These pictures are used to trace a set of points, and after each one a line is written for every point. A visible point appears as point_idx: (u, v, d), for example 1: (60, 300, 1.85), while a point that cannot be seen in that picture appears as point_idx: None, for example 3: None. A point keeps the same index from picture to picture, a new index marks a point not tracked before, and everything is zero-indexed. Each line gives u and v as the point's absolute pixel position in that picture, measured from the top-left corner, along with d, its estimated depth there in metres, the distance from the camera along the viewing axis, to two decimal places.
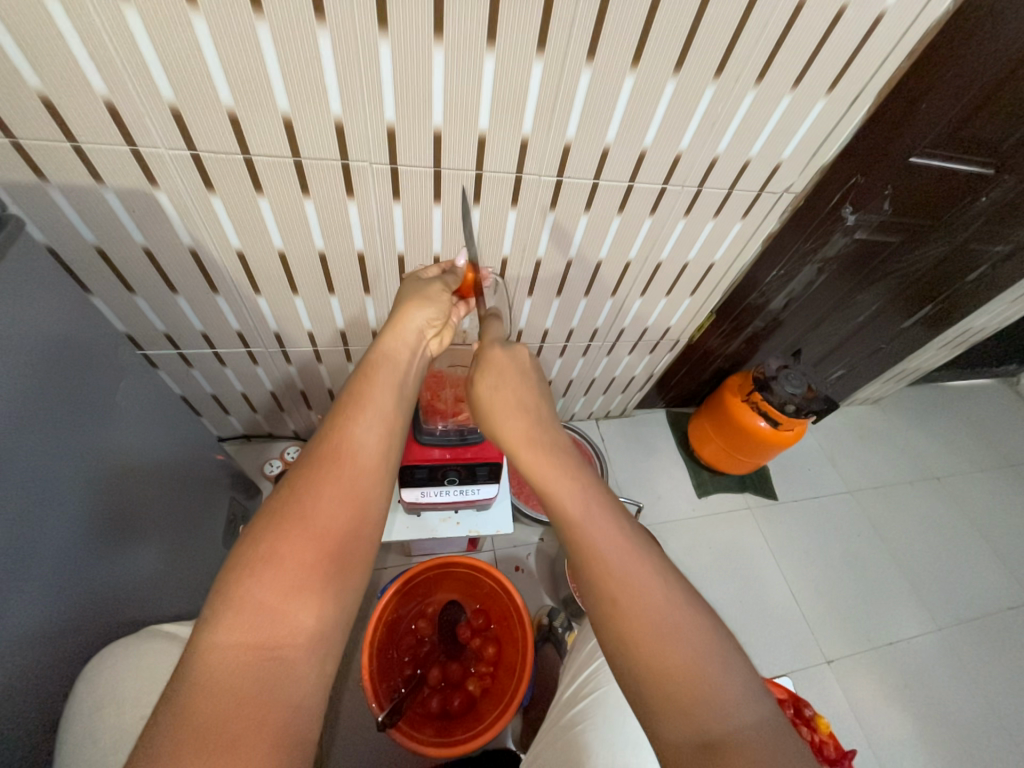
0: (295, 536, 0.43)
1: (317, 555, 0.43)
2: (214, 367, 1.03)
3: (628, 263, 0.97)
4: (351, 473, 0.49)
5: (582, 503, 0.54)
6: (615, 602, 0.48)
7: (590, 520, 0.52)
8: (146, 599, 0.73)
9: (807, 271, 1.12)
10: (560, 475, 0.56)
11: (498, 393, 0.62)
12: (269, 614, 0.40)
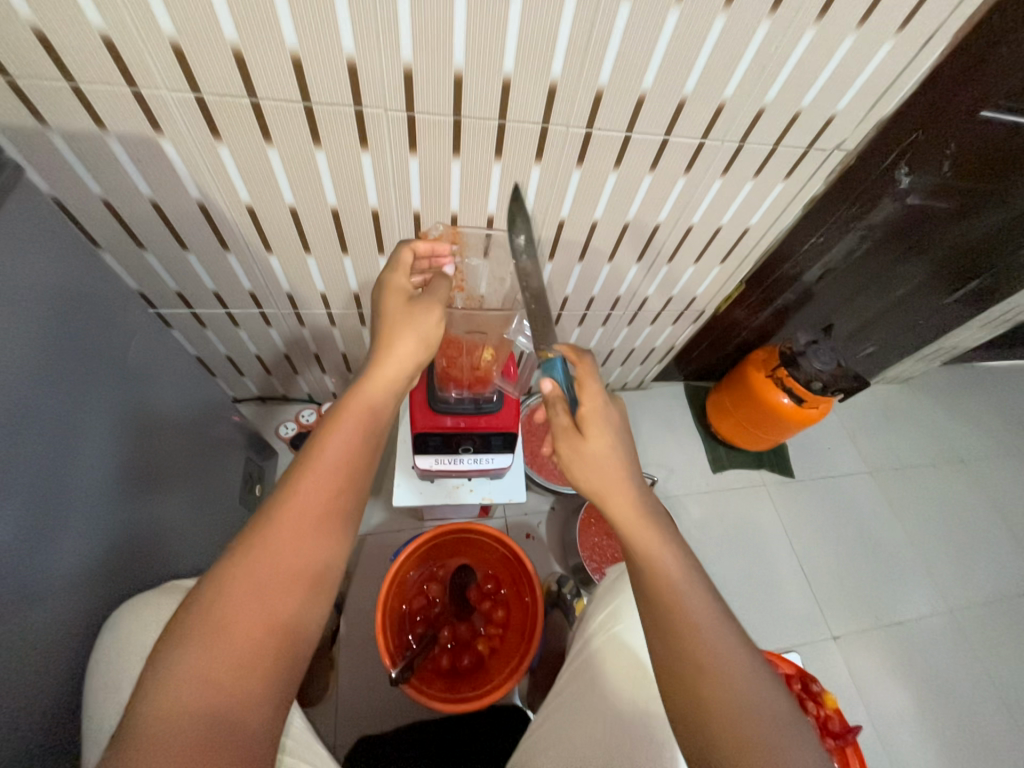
0: (239, 607, 0.45)
1: (298, 586, 0.48)
2: (228, 328, 1.02)
3: (657, 226, 0.91)
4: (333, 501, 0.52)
5: (678, 569, 0.54)
6: (702, 664, 0.50)
7: (686, 585, 0.53)
8: (165, 553, 0.75)
9: (849, 239, 1.04)
10: (662, 541, 0.56)
11: (608, 457, 0.58)
12: (247, 639, 0.44)
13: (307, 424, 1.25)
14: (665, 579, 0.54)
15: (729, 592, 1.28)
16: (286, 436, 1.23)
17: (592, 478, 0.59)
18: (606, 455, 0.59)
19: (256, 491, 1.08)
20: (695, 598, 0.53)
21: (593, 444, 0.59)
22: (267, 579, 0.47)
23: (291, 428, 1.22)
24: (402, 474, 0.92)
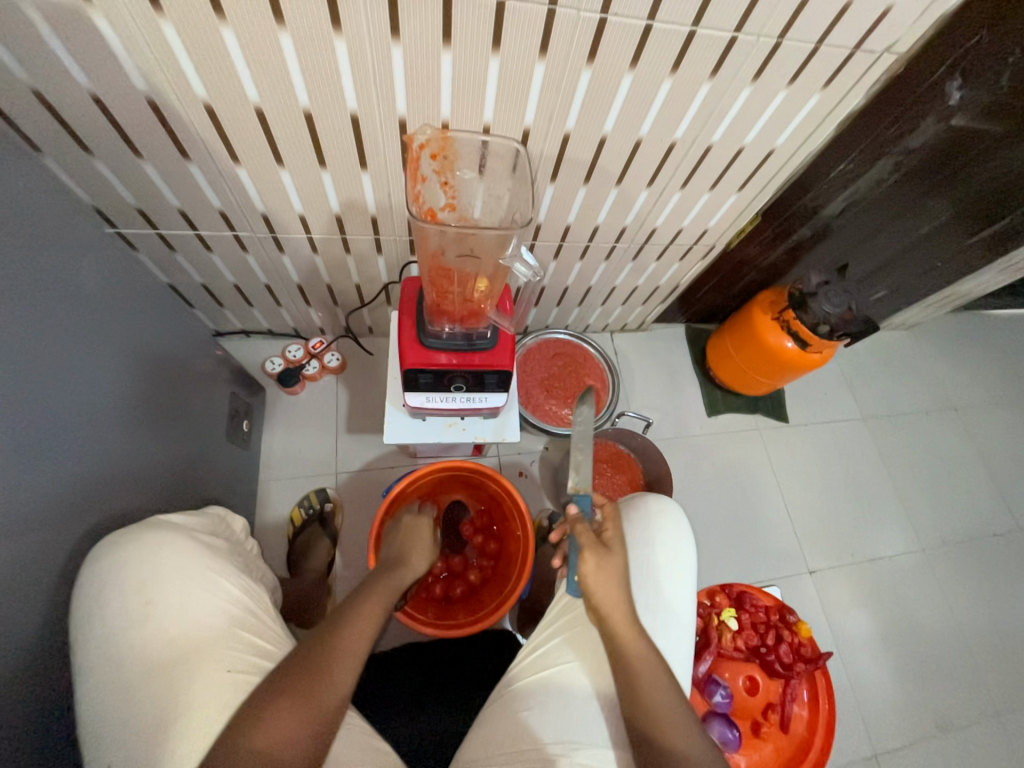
0: (293, 717, 0.46)
1: (325, 703, 0.48)
2: (199, 252, 0.94)
3: (673, 144, 0.82)
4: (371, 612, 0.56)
5: (669, 694, 0.58)
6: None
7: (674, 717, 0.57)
8: (147, 486, 0.73)
9: (879, 167, 0.96)
10: (656, 668, 0.59)
11: (616, 571, 0.64)
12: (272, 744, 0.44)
13: (295, 360, 1.20)
14: (659, 701, 0.57)
15: (714, 530, 1.32)
16: (272, 372, 1.18)
17: (600, 593, 0.62)
18: (615, 570, 0.63)
19: (243, 426, 1.05)
20: (679, 713, 0.57)
21: (603, 559, 0.64)
22: (306, 686, 0.48)
23: (277, 363, 1.18)
24: (393, 412, 0.89)
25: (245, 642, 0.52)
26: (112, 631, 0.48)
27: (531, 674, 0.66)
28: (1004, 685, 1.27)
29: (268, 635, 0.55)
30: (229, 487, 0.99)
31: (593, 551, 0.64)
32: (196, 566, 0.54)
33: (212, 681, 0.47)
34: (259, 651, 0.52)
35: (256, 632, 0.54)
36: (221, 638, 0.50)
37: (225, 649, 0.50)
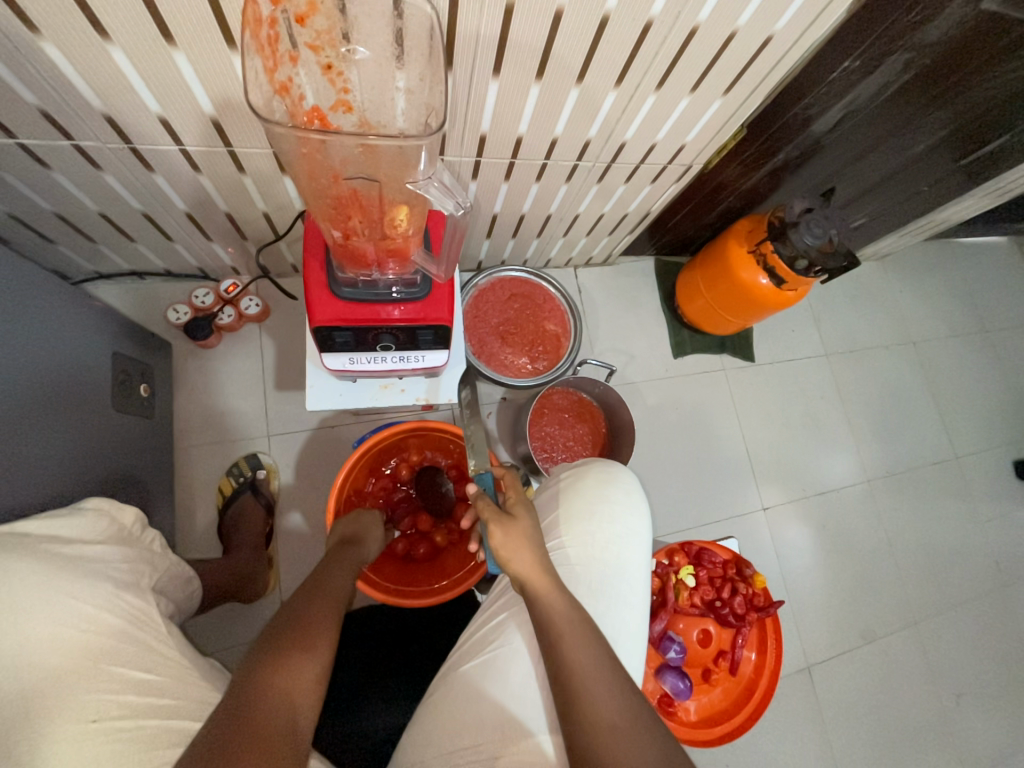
0: (301, 636, 0.51)
1: (324, 626, 0.55)
2: (34, 170, 0.71)
3: (647, 26, 0.64)
4: (337, 589, 0.61)
5: (593, 651, 0.53)
6: (608, 724, 0.49)
7: (600, 673, 0.52)
8: (1, 479, 0.59)
9: (887, 66, 0.80)
10: (578, 627, 0.54)
11: (524, 540, 0.59)
12: (286, 677, 0.47)
13: (204, 308, 1.02)
14: (584, 663, 0.52)
15: (675, 473, 1.31)
16: (177, 323, 1.00)
17: (515, 564, 0.58)
18: (523, 534, 0.60)
19: (139, 392, 0.89)
20: (608, 679, 0.52)
21: (509, 528, 0.60)
22: (309, 633, 0.52)
23: (182, 313, 0.99)
24: (316, 375, 0.76)
25: (115, 680, 0.47)
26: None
27: (472, 659, 0.61)
28: (924, 598, 1.39)
29: (150, 662, 0.50)
30: (134, 462, 0.85)
31: (498, 521, 0.61)
32: (40, 597, 0.46)
33: (67, 735, 0.43)
34: (137, 686, 0.48)
35: (130, 664, 0.48)
36: (80, 683, 0.45)
37: (85, 696, 0.45)
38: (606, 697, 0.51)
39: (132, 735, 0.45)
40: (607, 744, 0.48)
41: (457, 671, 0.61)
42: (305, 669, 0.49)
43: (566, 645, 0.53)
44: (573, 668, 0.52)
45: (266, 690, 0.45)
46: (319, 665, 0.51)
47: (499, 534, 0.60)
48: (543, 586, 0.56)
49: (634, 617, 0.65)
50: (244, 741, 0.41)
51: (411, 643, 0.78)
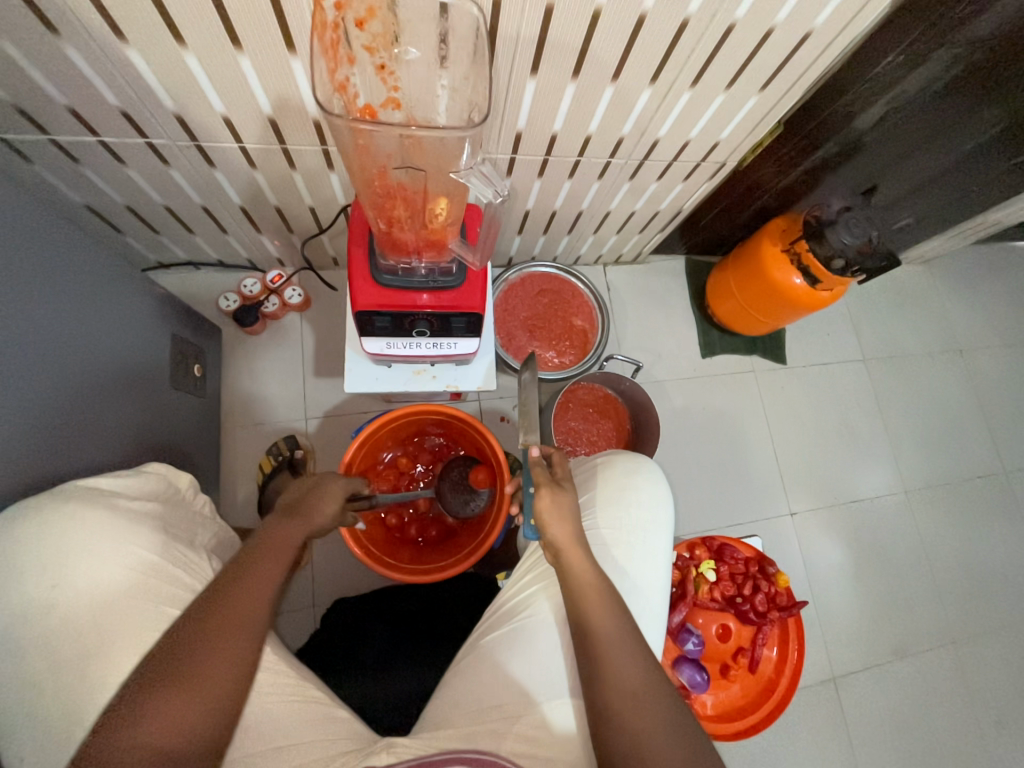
0: (187, 658, 0.47)
1: (223, 634, 0.49)
2: (111, 165, 0.78)
3: (684, 23, 0.65)
4: (260, 582, 0.54)
5: (616, 621, 0.55)
6: (632, 687, 0.51)
7: (624, 642, 0.54)
8: (77, 445, 0.66)
9: (932, 62, 0.79)
10: (605, 594, 0.57)
11: (569, 510, 0.62)
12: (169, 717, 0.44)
13: (251, 297, 1.09)
14: (609, 630, 0.54)
15: (698, 474, 1.30)
16: (227, 309, 1.07)
17: (554, 530, 0.60)
18: (568, 504, 0.62)
19: (193, 371, 0.96)
20: (633, 651, 0.53)
21: (558, 495, 0.63)
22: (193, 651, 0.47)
23: (231, 300, 1.06)
24: (354, 359, 0.80)
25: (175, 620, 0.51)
26: (20, 617, 0.47)
27: (499, 627, 0.63)
28: (962, 618, 1.33)
29: None
30: (185, 436, 0.92)
31: (548, 487, 0.63)
32: (112, 541, 0.52)
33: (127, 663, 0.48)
34: None
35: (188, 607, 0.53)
36: (144, 622, 0.50)
37: (149, 632, 0.49)
38: (630, 665, 0.53)
39: None
40: (631, 709, 0.50)
41: (485, 638, 0.63)
42: (190, 693, 0.46)
43: (593, 617, 0.55)
44: (596, 633, 0.54)
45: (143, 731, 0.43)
46: (222, 676, 0.48)
47: (545, 498, 0.62)
48: (576, 557, 0.59)
49: (655, 601, 0.67)
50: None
51: (435, 618, 0.81)
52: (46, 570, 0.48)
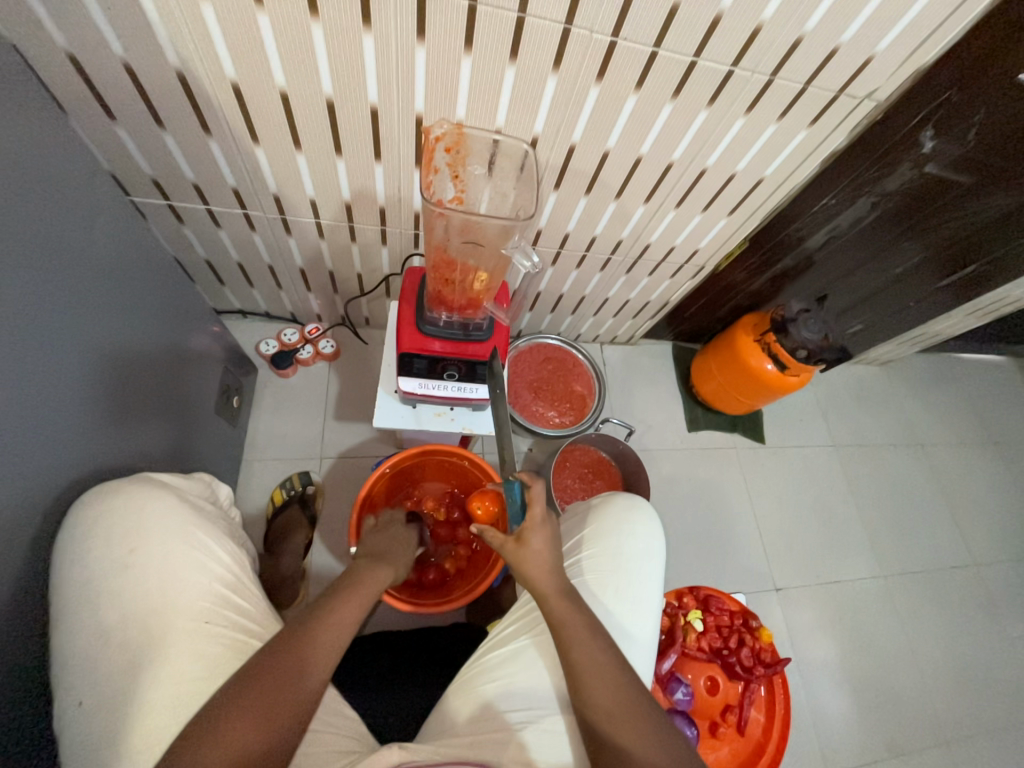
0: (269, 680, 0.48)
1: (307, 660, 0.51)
2: (208, 227, 0.95)
3: (669, 164, 0.87)
4: (323, 642, 0.53)
5: (590, 649, 0.59)
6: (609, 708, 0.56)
7: (599, 670, 0.58)
8: (132, 449, 0.74)
9: (859, 205, 1.02)
10: (579, 630, 0.60)
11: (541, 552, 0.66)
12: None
13: (290, 344, 1.22)
14: (586, 658, 0.59)
15: (686, 542, 1.35)
16: (266, 353, 1.20)
17: (531, 571, 0.65)
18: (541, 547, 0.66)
19: (232, 402, 1.06)
20: (613, 676, 0.58)
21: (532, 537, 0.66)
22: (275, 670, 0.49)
23: (272, 345, 1.19)
24: (384, 398, 0.91)
25: (223, 598, 0.57)
26: (100, 575, 0.52)
27: (502, 646, 0.68)
28: (953, 716, 1.30)
29: (244, 594, 0.60)
30: (213, 460, 0.99)
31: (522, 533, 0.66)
32: (180, 520, 0.59)
33: (191, 625, 0.53)
34: (236, 608, 0.58)
35: (234, 591, 0.59)
36: (199, 594, 0.55)
37: (203, 604, 0.55)
38: (608, 689, 0.57)
39: (233, 642, 0.54)
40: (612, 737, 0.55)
41: (487, 655, 0.68)
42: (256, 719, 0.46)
43: (577, 656, 0.59)
44: (576, 662, 0.59)
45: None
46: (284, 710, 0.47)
47: (528, 536, 0.67)
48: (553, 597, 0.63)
49: (647, 627, 0.72)
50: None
51: (431, 653, 0.83)
52: (124, 538, 0.55)
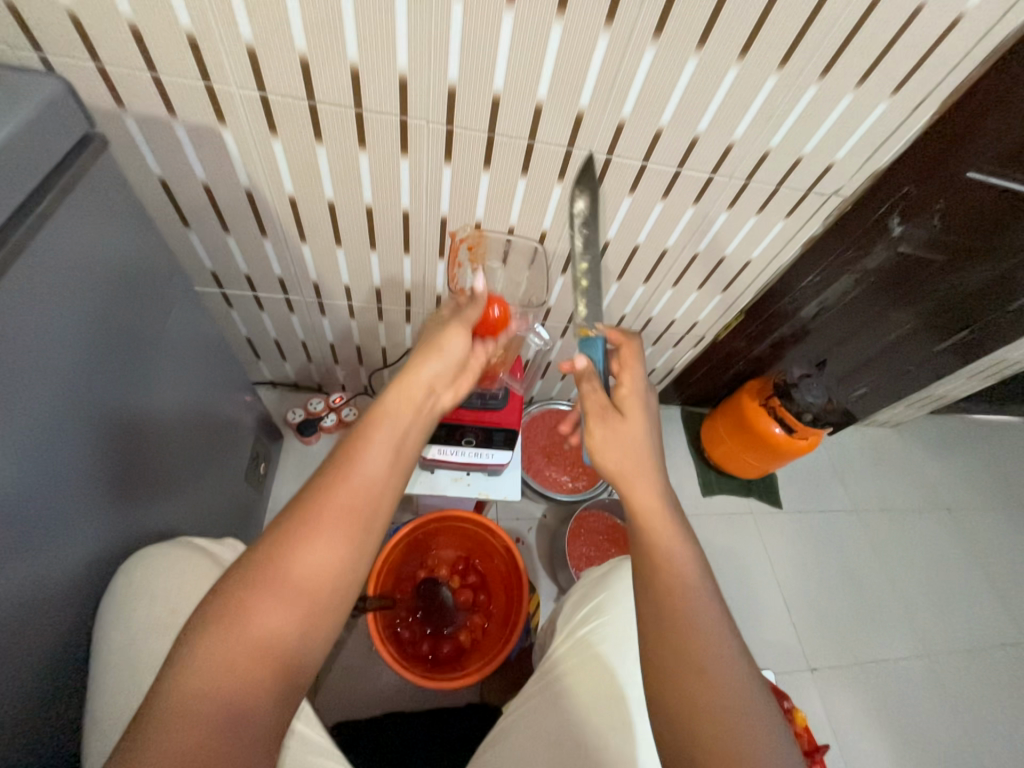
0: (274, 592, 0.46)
1: (304, 566, 0.47)
2: (253, 310, 1.07)
3: (665, 250, 0.97)
4: (359, 504, 0.51)
5: (676, 553, 0.58)
6: (684, 636, 0.53)
7: (683, 570, 0.57)
8: (172, 517, 0.77)
9: (844, 280, 1.10)
10: (666, 524, 0.59)
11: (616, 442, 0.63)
12: (257, 641, 0.44)
13: (314, 413, 1.28)
14: (674, 555, 0.58)
15: None
16: (293, 421, 1.27)
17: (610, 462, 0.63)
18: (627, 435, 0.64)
19: (259, 469, 1.11)
20: (698, 585, 0.57)
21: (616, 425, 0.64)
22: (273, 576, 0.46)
23: (298, 414, 1.27)
24: None
25: None
26: (141, 636, 0.56)
27: (518, 730, 0.66)
28: None
29: None
30: (237, 527, 1.02)
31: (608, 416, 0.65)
32: (217, 583, 0.63)
33: None
34: None
35: None
36: None
37: None
38: (694, 606, 0.55)
39: None
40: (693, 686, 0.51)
41: (505, 742, 0.66)
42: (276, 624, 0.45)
43: (660, 565, 0.57)
44: (664, 555, 0.58)
45: (216, 660, 0.42)
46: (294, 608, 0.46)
47: (627, 407, 0.66)
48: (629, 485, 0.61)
49: None
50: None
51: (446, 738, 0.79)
52: (164, 599, 0.59)
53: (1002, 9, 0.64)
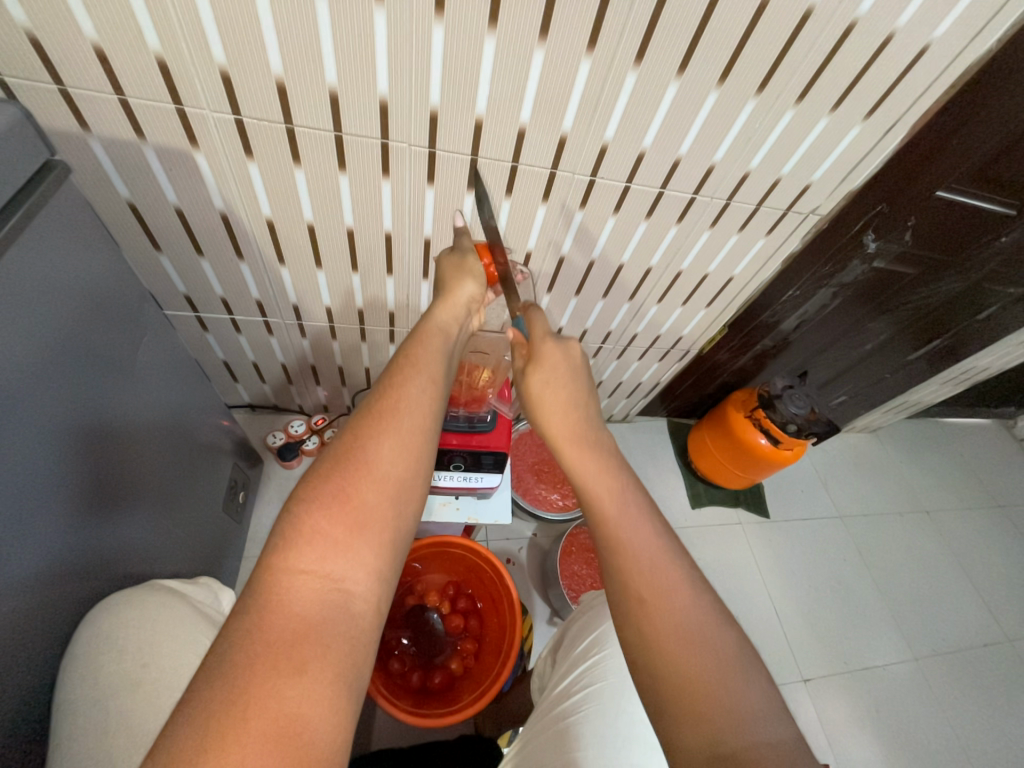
0: (301, 563, 0.39)
1: (343, 540, 0.40)
2: (229, 333, 1.03)
3: (649, 269, 0.98)
4: (410, 427, 0.48)
5: (625, 514, 0.54)
6: (641, 596, 0.49)
7: (631, 526, 0.53)
8: (147, 554, 0.73)
9: (822, 294, 1.12)
10: (604, 476, 0.57)
11: (548, 391, 0.62)
12: (335, 572, 0.39)
13: (296, 436, 1.24)
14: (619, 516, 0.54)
15: None
16: (273, 445, 1.22)
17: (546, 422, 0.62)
18: (557, 376, 0.62)
19: (238, 498, 1.07)
20: (660, 547, 0.52)
21: (547, 372, 0.62)
22: (302, 546, 0.39)
23: (279, 438, 1.23)
24: None
25: None
26: (109, 696, 0.51)
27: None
28: None
29: None
30: (214, 560, 0.97)
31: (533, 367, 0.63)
32: (189, 634, 0.60)
33: None
34: None
35: None
36: None
37: None
38: (659, 564, 0.51)
39: None
40: (637, 617, 0.49)
41: None
42: (313, 602, 0.38)
43: (594, 488, 0.57)
44: (601, 514, 0.55)
45: (296, 592, 0.38)
46: (335, 591, 0.39)
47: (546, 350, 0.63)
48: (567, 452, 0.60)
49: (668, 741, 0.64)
50: (275, 705, 0.33)
51: None
52: (135, 653, 0.55)
53: (967, 36, 0.66)
